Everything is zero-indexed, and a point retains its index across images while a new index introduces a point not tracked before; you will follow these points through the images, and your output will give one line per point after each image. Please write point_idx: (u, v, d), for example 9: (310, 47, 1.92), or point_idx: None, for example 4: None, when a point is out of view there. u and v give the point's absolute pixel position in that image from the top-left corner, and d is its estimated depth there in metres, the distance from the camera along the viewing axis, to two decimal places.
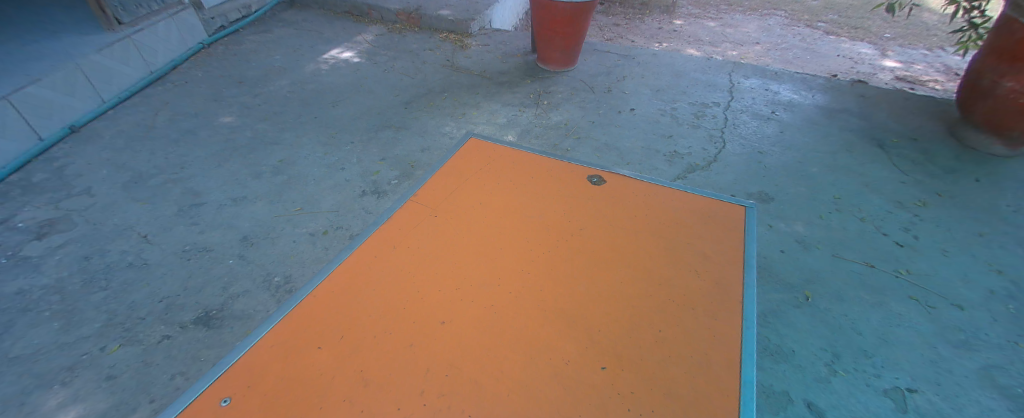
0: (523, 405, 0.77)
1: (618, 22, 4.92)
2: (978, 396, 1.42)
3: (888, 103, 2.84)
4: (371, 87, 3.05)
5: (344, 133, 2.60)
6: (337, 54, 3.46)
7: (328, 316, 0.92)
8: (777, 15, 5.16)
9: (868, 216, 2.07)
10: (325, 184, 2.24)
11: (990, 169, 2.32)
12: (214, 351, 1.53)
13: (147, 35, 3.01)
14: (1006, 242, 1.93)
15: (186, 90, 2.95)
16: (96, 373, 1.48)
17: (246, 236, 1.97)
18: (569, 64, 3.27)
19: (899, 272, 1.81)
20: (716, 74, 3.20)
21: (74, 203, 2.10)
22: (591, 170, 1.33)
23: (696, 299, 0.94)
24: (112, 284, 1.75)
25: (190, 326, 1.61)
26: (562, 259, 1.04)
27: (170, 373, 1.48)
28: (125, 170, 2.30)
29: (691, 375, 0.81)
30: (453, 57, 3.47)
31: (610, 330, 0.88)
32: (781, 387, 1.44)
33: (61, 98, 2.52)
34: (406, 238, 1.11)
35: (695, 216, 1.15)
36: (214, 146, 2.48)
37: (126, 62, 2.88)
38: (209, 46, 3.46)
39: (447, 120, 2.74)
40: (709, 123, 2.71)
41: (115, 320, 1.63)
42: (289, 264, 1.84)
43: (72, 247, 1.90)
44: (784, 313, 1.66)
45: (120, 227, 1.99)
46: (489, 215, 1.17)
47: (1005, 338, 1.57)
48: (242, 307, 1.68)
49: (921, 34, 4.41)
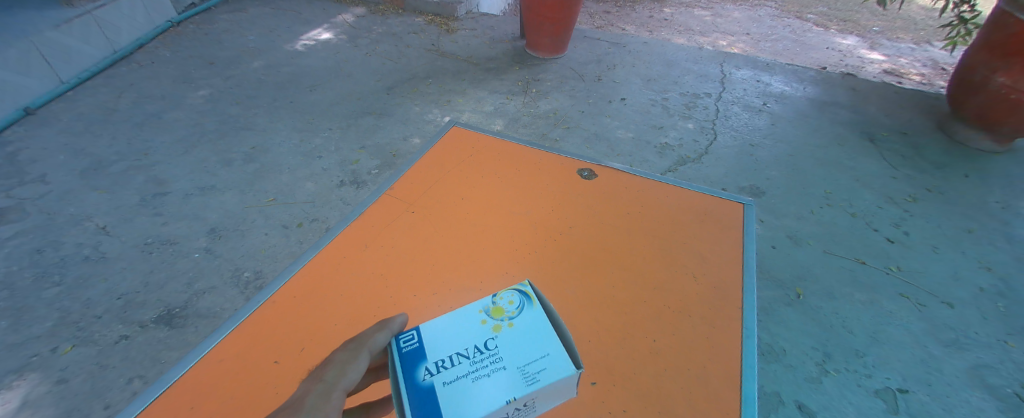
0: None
1: (608, 10, 4.79)
2: (967, 396, 1.41)
3: (878, 97, 2.81)
4: (352, 72, 2.91)
5: (322, 119, 2.47)
6: (315, 35, 3.29)
7: (289, 326, 0.83)
8: (768, 5, 5.08)
9: (858, 212, 2.04)
10: (300, 173, 2.12)
11: (979, 165, 2.31)
12: (175, 353, 1.43)
13: (110, 11, 2.81)
14: (994, 239, 1.92)
15: (152, 71, 2.77)
16: (45, 377, 1.37)
17: (213, 227, 1.85)
18: (557, 51, 3.16)
19: (889, 269, 1.78)
20: (707, 64, 3.13)
21: (28, 191, 1.95)
22: (581, 163, 1.25)
23: (694, 305, 0.88)
24: (66, 279, 1.63)
25: (150, 326, 1.50)
26: (550, 261, 0.97)
27: (128, 376, 1.37)
28: (83, 156, 2.14)
29: (688, 391, 0.74)
30: (438, 41, 3.32)
31: (601, 341, 0.81)
32: (771, 387, 1.40)
33: (15, 78, 2.35)
34: (379, 236, 1.02)
35: (693, 213, 1.09)
36: (182, 131, 2.33)
37: (88, 40, 2.69)
38: (178, 25, 3.26)
39: (431, 107, 2.62)
40: (699, 114, 2.65)
41: (69, 318, 1.51)
42: (259, 259, 1.73)
43: (23, 238, 1.76)
44: (775, 310, 1.62)
45: (76, 217, 1.85)
46: (472, 210, 1.09)
47: (995, 337, 1.56)
48: (207, 305, 1.57)
49: (909, 27, 4.37)
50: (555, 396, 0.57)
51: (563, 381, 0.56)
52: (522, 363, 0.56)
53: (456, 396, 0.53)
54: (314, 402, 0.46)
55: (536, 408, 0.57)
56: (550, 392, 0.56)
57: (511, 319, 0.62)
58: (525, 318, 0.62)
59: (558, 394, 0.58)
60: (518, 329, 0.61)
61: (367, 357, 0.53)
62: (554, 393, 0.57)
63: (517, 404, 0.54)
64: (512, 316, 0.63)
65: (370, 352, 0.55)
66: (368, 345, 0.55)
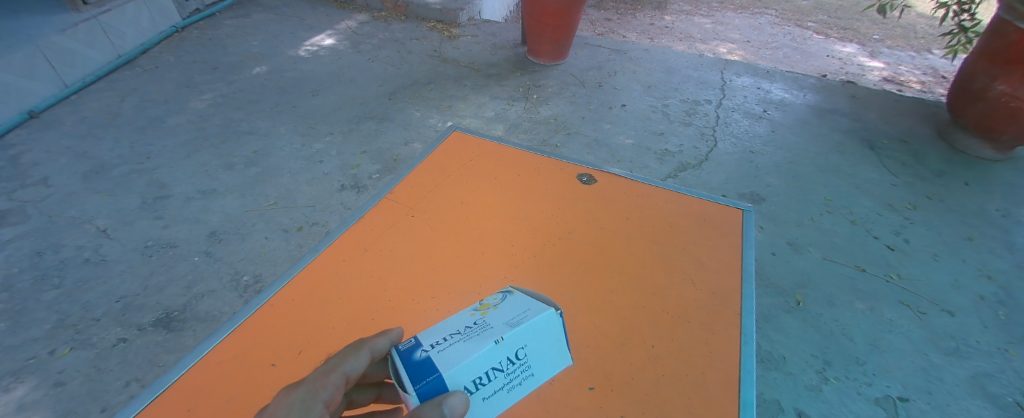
0: (515, 410, 0.74)
1: (610, 17, 4.82)
2: (969, 405, 1.39)
3: (878, 105, 2.81)
4: (354, 77, 2.92)
5: (323, 124, 2.48)
6: (318, 41, 3.32)
7: (287, 329, 0.83)
8: (768, 13, 5.10)
9: (859, 219, 2.03)
10: (301, 177, 2.13)
11: (979, 173, 2.31)
12: (174, 356, 1.43)
13: (114, 16, 2.83)
14: (995, 247, 1.91)
15: (156, 75, 2.80)
16: (43, 379, 1.37)
17: (213, 231, 1.85)
18: (558, 57, 3.18)
19: (890, 277, 1.77)
20: (708, 71, 3.15)
21: (30, 194, 1.96)
22: (581, 168, 1.25)
23: (692, 310, 0.88)
24: (66, 282, 1.63)
25: (149, 329, 1.50)
26: (548, 265, 0.97)
27: (125, 379, 1.37)
28: (86, 159, 2.16)
29: (686, 396, 0.74)
30: (440, 47, 3.34)
31: (599, 346, 0.81)
32: (771, 395, 1.39)
33: (19, 81, 2.37)
34: (378, 239, 1.02)
35: (691, 219, 1.09)
36: (185, 135, 2.35)
37: (92, 44, 2.71)
38: (183, 30, 3.29)
39: (432, 112, 2.63)
40: (700, 121, 2.66)
41: (68, 320, 1.51)
42: (259, 263, 1.73)
43: (23, 241, 1.77)
44: (775, 317, 1.61)
45: (77, 220, 1.86)
46: (471, 215, 1.10)
47: (995, 345, 1.55)
48: (206, 308, 1.57)
49: (909, 36, 4.39)
50: (544, 342, 0.58)
51: (544, 319, 0.58)
52: (507, 319, 0.58)
53: (452, 353, 0.52)
54: (311, 380, 0.48)
55: (530, 367, 0.57)
56: (538, 342, 0.58)
57: (495, 304, 0.63)
58: (509, 300, 0.63)
59: (548, 351, 0.59)
60: (504, 308, 0.61)
61: (367, 353, 0.52)
62: (542, 346, 0.58)
63: (508, 352, 0.55)
64: (495, 303, 0.63)
65: (371, 352, 0.53)
66: (368, 346, 0.54)
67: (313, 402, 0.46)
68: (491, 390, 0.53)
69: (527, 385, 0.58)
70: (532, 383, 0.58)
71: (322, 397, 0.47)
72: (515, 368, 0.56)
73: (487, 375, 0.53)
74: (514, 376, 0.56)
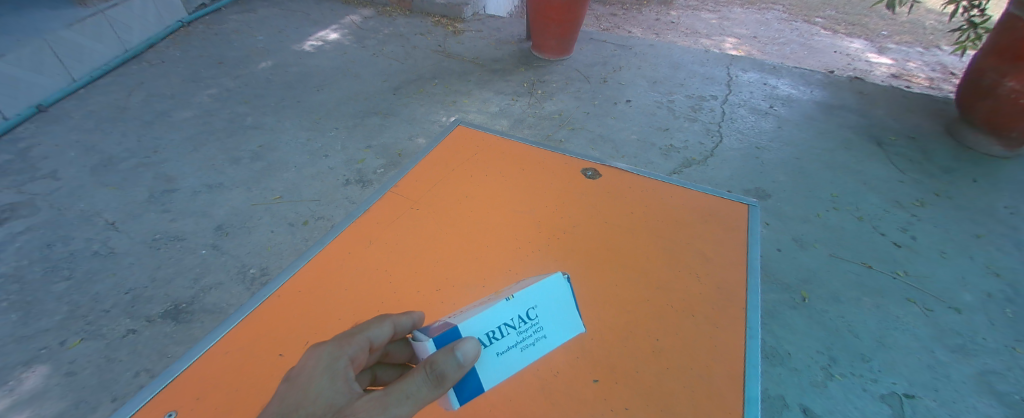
0: (523, 399, 0.75)
1: (615, 13, 4.79)
2: (975, 403, 1.39)
3: (886, 101, 2.79)
4: (358, 72, 2.93)
5: (328, 119, 2.49)
6: (323, 36, 3.32)
7: (294, 320, 0.84)
8: (775, 9, 5.05)
9: (865, 216, 2.02)
10: (306, 172, 2.14)
11: (988, 170, 2.29)
12: (182, 347, 1.44)
13: (121, 11, 2.84)
14: (1003, 245, 1.89)
15: (163, 70, 2.81)
16: (54, 369, 1.39)
17: (220, 224, 1.86)
18: (563, 53, 3.17)
19: (897, 274, 1.76)
20: (714, 66, 3.13)
21: (39, 187, 1.98)
22: (585, 162, 1.25)
23: (697, 304, 0.88)
24: (76, 274, 1.65)
25: (157, 320, 1.52)
26: (552, 258, 0.97)
27: (134, 370, 1.39)
28: (94, 153, 2.17)
29: (690, 390, 0.74)
30: (445, 42, 3.34)
31: (603, 339, 0.82)
32: (776, 391, 1.39)
33: (28, 75, 2.38)
34: (383, 232, 1.03)
35: (696, 213, 1.09)
36: (191, 129, 2.36)
37: (99, 39, 2.72)
38: (188, 25, 3.29)
39: (436, 107, 2.63)
40: (706, 117, 2.65)
41: (78, 312, 1.53)
42: (265, 256, 1.75)
43: (33, 233, 1.79)
44: (780, 313, 1.61)
45: (86, 213, 1.88)
46: (475, 208, 1.10)
47: (1002, 343, 1.54)
48: (213, 300, 1.58)
49: (918, 31, 4.34)
50: (553, 303, 0.61)
51: (552, 283, 0.61)
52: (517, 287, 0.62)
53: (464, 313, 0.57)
54: (335, 341, 0.52)
55: (543, 329, 0.60)
56: (548, 303, 0.61)
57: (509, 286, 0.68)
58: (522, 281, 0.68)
59: (560, 315, 0.62)
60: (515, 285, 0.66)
61: (389, 324, 0.57)
62: (553, 309, 0.61)
63: (518, 311, 0.59)
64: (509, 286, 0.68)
65: (394, 324, 0.58)
66: (392, 320, 0.59)
67: (339, 355, 0.51)
68: (504, 346, 0.57)
69: (542, 346, 0.60)
70: (548, 346, 0.60)
71: (346, 353, 0.52)
72: (527, 328, 0.60)
73: (497, 330, 0.57)
74: (527, 335, 0.59)
